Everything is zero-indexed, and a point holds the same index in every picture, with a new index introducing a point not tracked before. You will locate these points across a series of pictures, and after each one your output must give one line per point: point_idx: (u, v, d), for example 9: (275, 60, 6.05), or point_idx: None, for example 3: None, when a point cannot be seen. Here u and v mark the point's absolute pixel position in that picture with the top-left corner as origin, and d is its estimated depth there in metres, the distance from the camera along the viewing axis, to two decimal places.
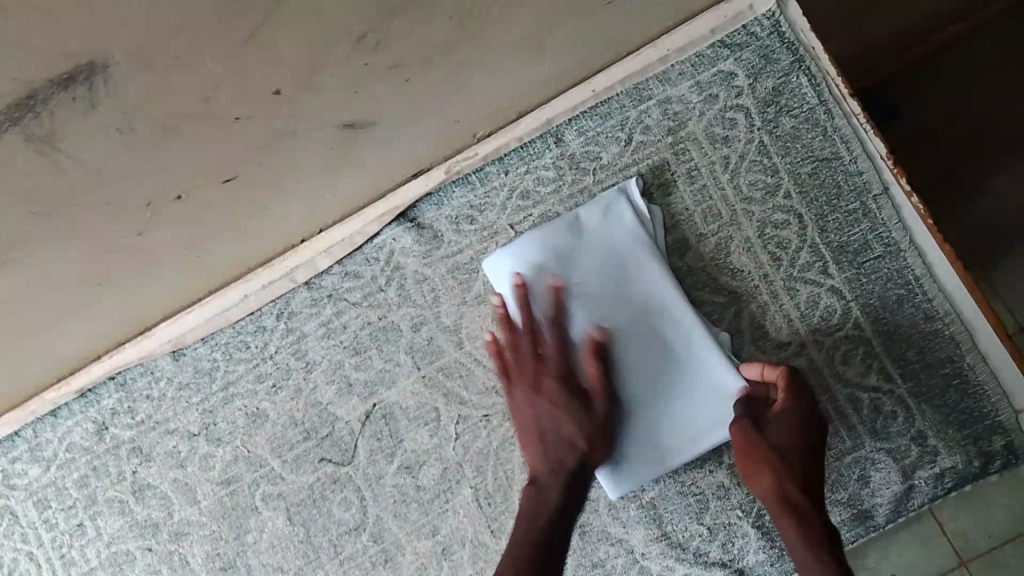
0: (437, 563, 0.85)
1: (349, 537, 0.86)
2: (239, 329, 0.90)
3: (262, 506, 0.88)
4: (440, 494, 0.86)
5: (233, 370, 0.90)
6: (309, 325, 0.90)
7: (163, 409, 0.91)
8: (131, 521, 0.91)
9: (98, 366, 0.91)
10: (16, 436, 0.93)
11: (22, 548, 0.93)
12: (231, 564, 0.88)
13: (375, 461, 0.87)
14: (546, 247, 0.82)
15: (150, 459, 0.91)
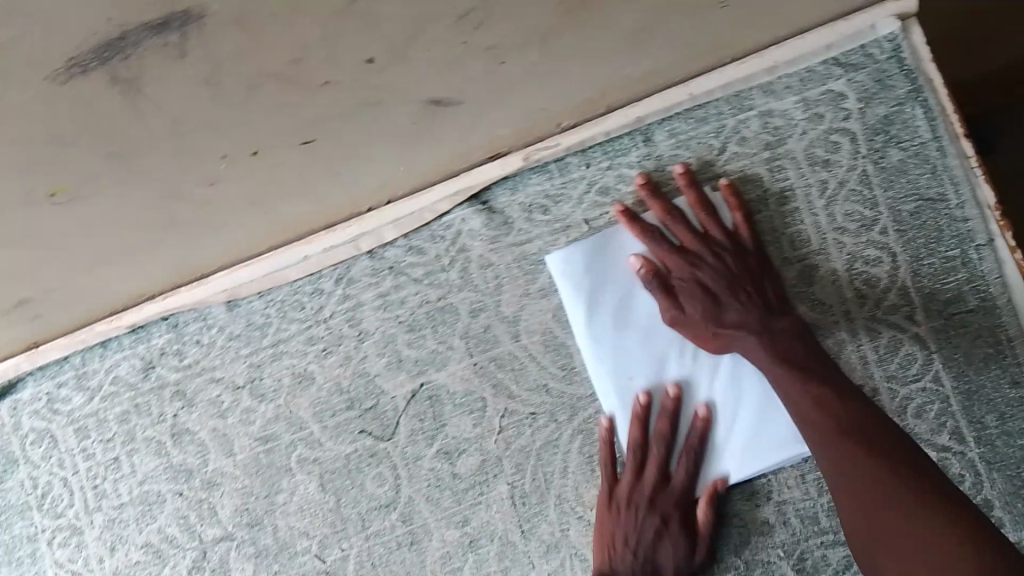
0: (462, 554, 0.83)
1: (379, 513, 0.85)
2: (296, 288, 0.90)
3: (296, 468, 0.87)
4: (476, 485, 0.84)
5: (285, 329, 0.90)
6: (366, 294, 0.89)
7: (211, 356, 0.91)
8: (166, 463, 0.91)
9: (151, 306, 0.90)
10: (65, 362, 0.94)
11: (57, 472, 0.93)
12: (259, 521, 0.87)
13: (415, 441, 0.86)
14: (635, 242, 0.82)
15: (193, 404, 0.91)
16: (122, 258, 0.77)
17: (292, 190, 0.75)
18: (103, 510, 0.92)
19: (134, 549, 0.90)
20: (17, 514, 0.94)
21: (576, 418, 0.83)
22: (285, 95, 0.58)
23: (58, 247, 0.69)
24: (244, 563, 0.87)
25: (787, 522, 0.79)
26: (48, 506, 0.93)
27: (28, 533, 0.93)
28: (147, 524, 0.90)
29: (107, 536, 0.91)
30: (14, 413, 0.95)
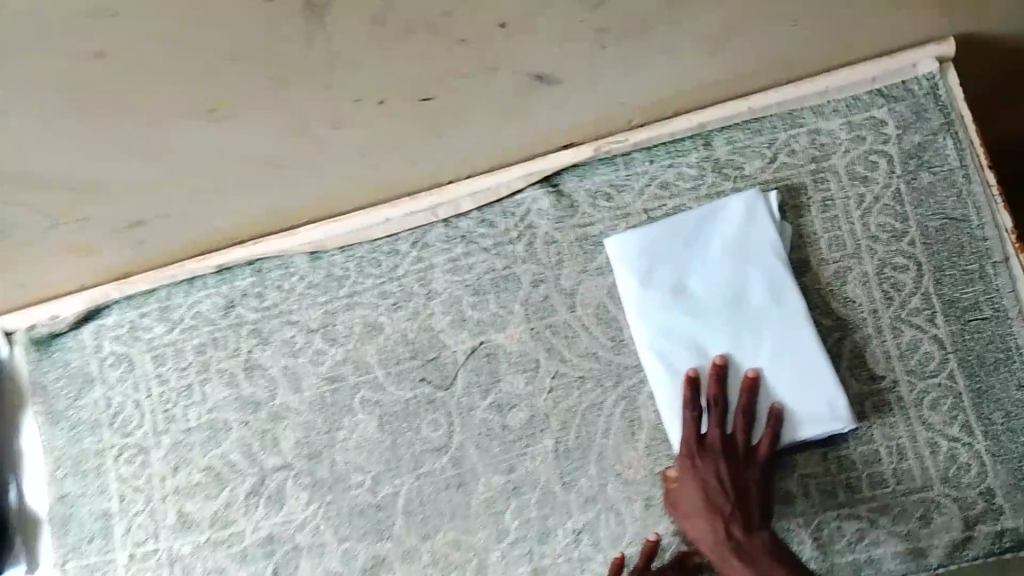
0: (504, 499, 0.90)
1: (430, 455, 0.93)
2: (375, 247, 0.98)
3: (358, 409, 0.95)
4: (523, 437, 0.92)
5: (361, 283, 0.98)
6: (438, 258, 0.97)
7: (290, 301, 0.99)
8: (235, 394, 0.98)
9: (240, 250, 0.99)
10: (152, 295, 1.01)
11: (132, 395, 1.01)
12: (318, 454, 0.95)
13: (470, 393, 0.94)
14: (688, 237, 0.90)
15: (267, 343, 0.99)
16: (232, 190, 0.85)
17: (392, 147, 0.84)
18: (170, 433, 0.99)
19: (196, 470, 0.97)
20: (88, 430, 1.01)
21: (621, 384, 0.91)
22: (421, 42, 0.67)
23: (182, 166, 0.78)
24: (299, 491, 0.94)
25: (807, 494, 0.85)
26: (119, 425, 1.00)
27: (96, 448, 1.01)
28: (211, 449, 0.97)
29: (172, 457, 0.98)
30: (97, 337, 1.02)
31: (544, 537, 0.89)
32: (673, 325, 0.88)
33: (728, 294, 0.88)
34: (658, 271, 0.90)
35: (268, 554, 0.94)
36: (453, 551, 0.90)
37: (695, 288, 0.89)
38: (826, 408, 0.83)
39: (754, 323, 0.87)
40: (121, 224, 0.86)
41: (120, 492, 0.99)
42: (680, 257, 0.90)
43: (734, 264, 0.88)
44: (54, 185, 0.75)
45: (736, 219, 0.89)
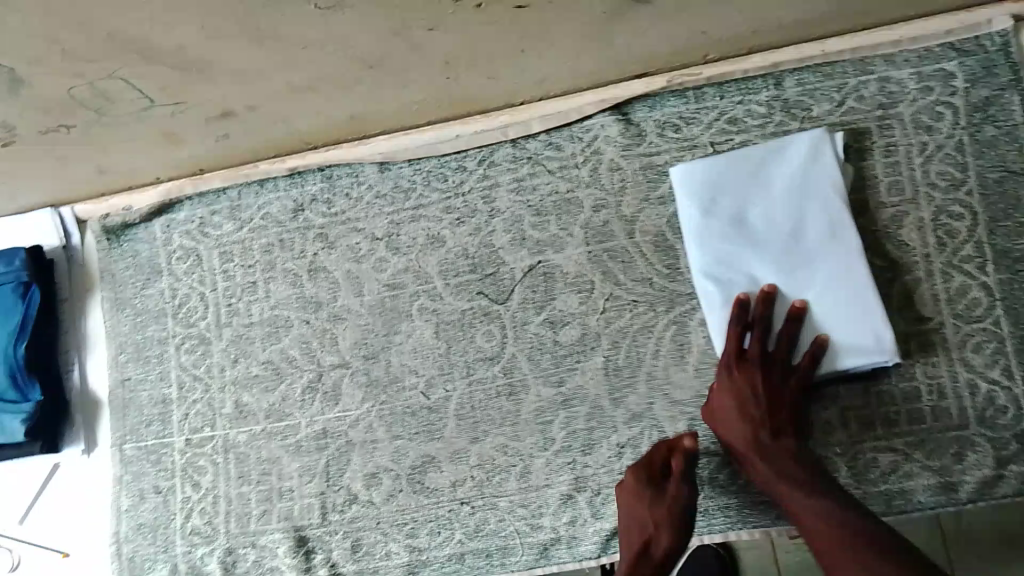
0: (553, 410, 0.94)
1: (484, 364, 0.96)
2: (443, 162, 1.01)
3: (416, 315, 0.99)
4: (575, 352, 0.95)
5: (427, 196, 1.01)
6: (504, 176, 1.00)
7: (357, 209, 1.02)
8: (298, 294, 1.02)
9: (313, 155, 1.03)
10: (223, 194, 1.05)
11: (197, 287, 1.05)
12: (375, 355, 0.99)
13: (526, 307, 0.97)
14: (749, 168, 0.92)
15: (332, 247, 1.02)
16: (323, 89, 0.89)
17: (478, 57, 0.86)
18: (232, 325, 1.03)
19: (255, 363, 1.01)
20: (153, 319, 1.05)
21: (674, 309, 0.94)
22: None
23: (285, 55, 0.80)
24: (354, 389, 0.98)
25: (847, 425, 0.89)
26: (183, 315, 1.04)
27: (159, 336, 1.05)
28: (271, 343, 1.01)
29: (233, 349, 1.02)
30: (167, 230, 1.06)
31: (589, 447, 0.93)
32: (728, 256, 0.91)
33: (784, 228, 0.90)
34: (717, 202, 0.92)
35: (321, 447, 0.98)
36: (500, 456, 0.94)
37: (751, 218, 0.91)
38: (873, 340, 0.86)
39: (809, 257, 0.89)
40: (210, 115, 0.91)
41: (180, 380, 1.04)
42: (739, 189, 0.92)
43: (793, 199, 0.90)
44: (164, 63, 0.79)
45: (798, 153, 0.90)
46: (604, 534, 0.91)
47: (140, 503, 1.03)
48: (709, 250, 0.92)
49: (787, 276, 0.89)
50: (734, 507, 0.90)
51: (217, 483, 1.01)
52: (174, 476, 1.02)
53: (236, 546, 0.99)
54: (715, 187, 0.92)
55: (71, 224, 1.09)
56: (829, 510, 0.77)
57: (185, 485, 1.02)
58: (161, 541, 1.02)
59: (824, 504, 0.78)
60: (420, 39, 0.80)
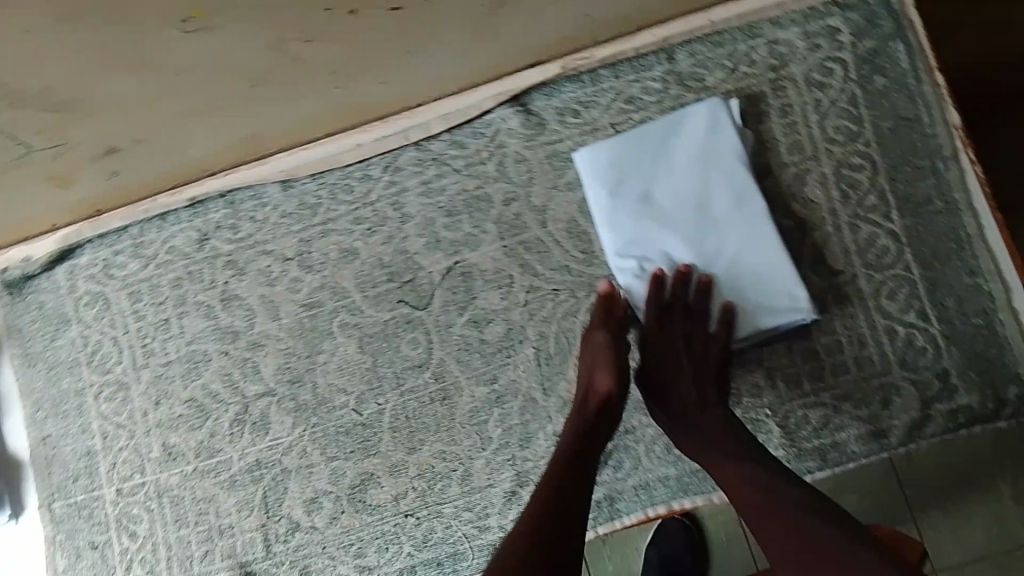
0: (487, 409, 0.93)
1: (412, 373, 0.95)
2: (347, 173, 0.99)
3: (337, 332, 0.97)
4: (502, 349, 0.94)
5: (334, 209, 0.99)
6: (411, 181, 0.99)
7: (264, 231, 1.00)
8: (214, 325, 0.99)
9: (213, 182, 1.00)
10: (124, 232, 1.02)
11: (109, 332, 1.01)
12: (300, 378, 0.96)
13: (447, 310, 0.96)
14: (653, 142, 0.92)
15: (242, 273, 0.99)
16: (210, 113, 0.86)
17: (364, 63, 0.84)
18: (150, 366, 0.99)
19: (178, 402, 0.98)
20: (66, 369, 1.01)
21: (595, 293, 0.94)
22: None
23: (171, 81, 0.78)
24: (283, 416, 0.96)
25: (774, 386, 0.90)
26: (98, 362, 1.01)
27: (76, 387, 1.01)
28: (192, 380, 0.98)
29: (153, 390, 0.99)
30: (71, 276, 1.03)
31: (527, 442, 0.92)
32: (640, 233, 0.91)
33: (691, 198, 0.90)
34: (623, 179, 0.92)
35: (256, 479, 0.95)
36: (439, 463, 0.93)
37: (658, 190, 0.91)
38: (787, 300, 0.87)
39: (717, 225, 0.89)
40: (96, 153, 0.88)
41: (103, 429, 1.00)
42: (645, 164, 0.92)
43: (696, 168, 0.90)
44: (36, 102, 0.76)
45: (701, 122, 0.91)
46: None
47: (77, 563, 0.99)
48: (621, 227, 0.91)
49: (698, 247, 0.89)
50: (673, 479, 0.91)
51: (153, 531, 0.97)
52: (109, 529, 0.98)
53: None
54: (620, 163, 0.92)
55: None
56: (753, 476, 0.76)
57: (121, 537, 0.98)
58: None
59: (745, 472, 0.77)
60: (298, 51, 0.78)
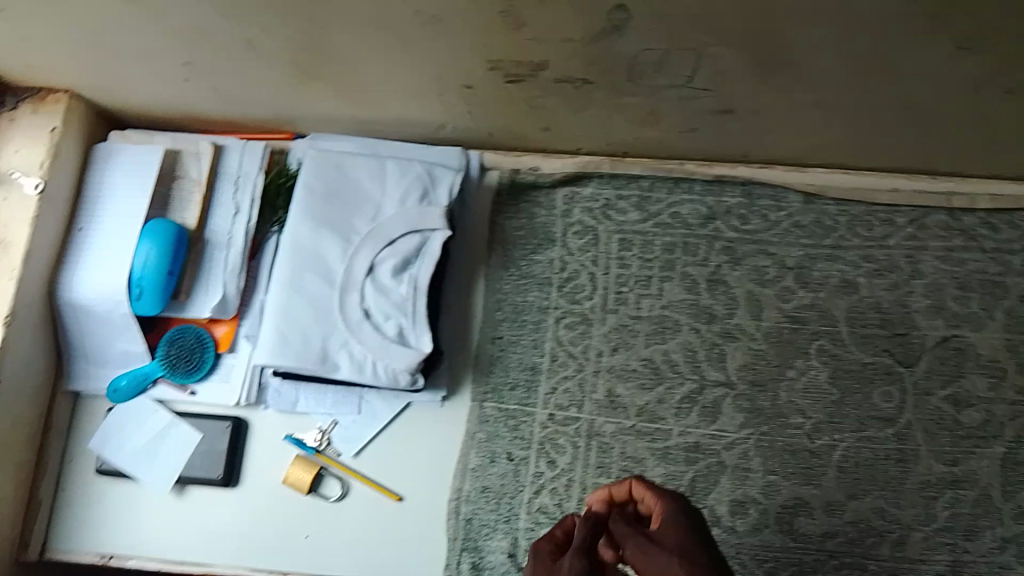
0: (943, 488, 0.93)
1: (876, 424, 0.95)
2: (872, 210, 1.01)
3: (812, 354, 0.97)
4: (976, 436, 0.94)
5: (847, 240, 1.00)
6: (932, 242, 1.00)
7: (773, 233, 1.01)
8: (694, 301, 1.00)
9: (744, 169, 1.02)
10: (635, 181, 1.03)
11: (588, 267, 1.02)
12: (762, 384, 0.97)
13: (929, 378, 0.96)
14: (281, 306, 0.93)
15: (738, 263, 1.01)
16: (842, 107, 0.88)
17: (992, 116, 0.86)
18: (619, 313, 1.00)
19: (635, 357, 0.99)
20: (536, 286, 1.01)
21: None
22: None
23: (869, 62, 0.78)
24: (735, 412, 0.96)
25: None
26: (569, 290, 1.01)
27: (540, 304, 1.01)
28: (656, 342, 0.99)
29: (615, 336, 1.00)
30: (570, 202, 1.03)
31: (971, 534, 0.92)
32: (335, 294, 0.93)
33: (321, 214, 0.95)
34: (306, 308, 0.92)
35: (691, 460, 0.95)
36: (876, 519, 0.93)
37: (308, 271, 0.94)
38: (395, 223, 0.95)
39: (348, 191, 0.97)
40: (713, 106, 0.89)
41: (553, 353, 1.00)
42: (311, 281, 0.93)
43: (306, 207, 0.95)
44: (761, 43, 0.76)
45: (285, 305, 0.93)
46: None
47: (487, 468, 0.96)
48: (357, 321, 0.92)
49: (395, 237, 0.94)
50: None
51: (573, 467, 0.96)
52: (522, 448, 0.97)
53: None
54: (278, 353, 0.91)
55: (474, 163, 1.03)
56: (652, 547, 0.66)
57: (539, 461, 0.96)
58: (503, 512, 0.95)
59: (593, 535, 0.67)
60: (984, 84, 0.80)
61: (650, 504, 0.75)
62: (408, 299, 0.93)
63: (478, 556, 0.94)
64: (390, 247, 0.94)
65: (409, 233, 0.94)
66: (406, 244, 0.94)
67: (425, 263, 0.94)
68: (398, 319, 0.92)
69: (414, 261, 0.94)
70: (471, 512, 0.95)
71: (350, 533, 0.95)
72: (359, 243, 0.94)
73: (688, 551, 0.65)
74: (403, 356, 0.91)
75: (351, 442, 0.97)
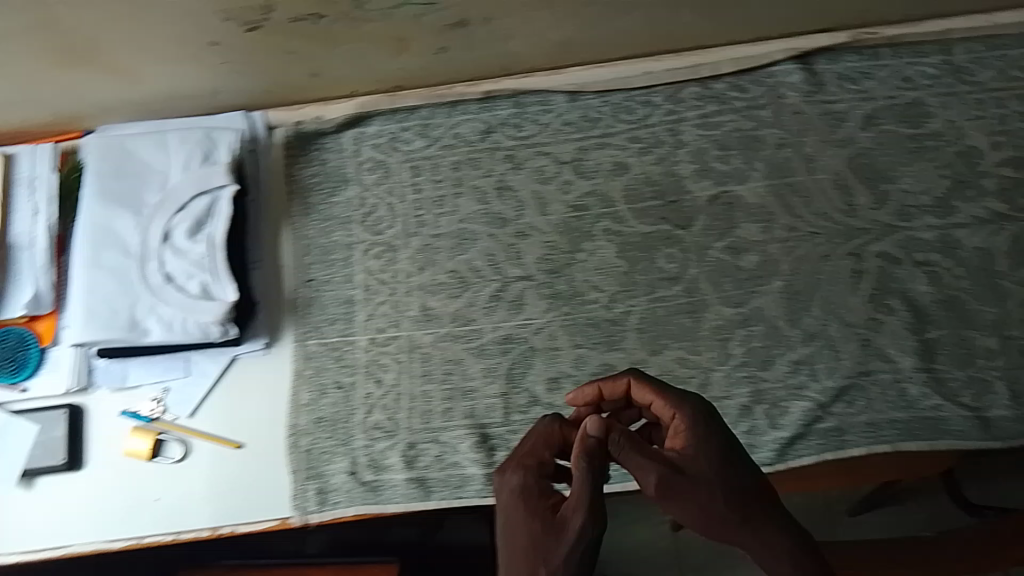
0: (735, 328, 1.01)
1: (666, 284, 1.03)
2: (631, 96, 1.08)
3: (597, 236, 1.05)
4: (755, 277, 1.02)
5: (613, 127, 1.07)
6: (690, 113, 1.07)
7: (546, 134, 1.08)
8: (486, 210, 1.06)
9: (510, 81, 1.08)
10: (414, 111, 1.09)
11: (385, 198, 1.07)
12: (559, 270, 1.05)
13: (706, 233, 1.04)
14: (86, 286, 0.98)
15: (520, 167, 1.07)
16: (565, 2, 0.93)
17: None
18: (421, 235, 1.06)
19: (441, 272, 1.05)
20: (339, 225, 1.07)
21: (847, 244, 1.02)
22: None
23: None
24: (538, 300, 1.04)
25: (1006, 350, 1.00)
26: (371, 223, 1.07)
27: (346, 241, 1.06)
28: (459, 254, 1.05)
29: (420, 256, 1.05)
30: (357, 142, 1.09)
31: (766, 364, 1.00)
32: (136, 265, 0.98)
33: (111, 194, 1.01)
34: (109, 283, 0.98)
35: (506, 351, 1.03)
36: (680, 369, 1.00)
37: (107, 249, 0.99)
38: (183, 190, 0.99)
39: (138, 170, 1.02)
40: (447, 23, 0.93)
41: (365, 282, 1.05)
42: (112, 258, 0.99)
43: (96, 190, 1.01)
44: None
45: (89, 284, 0.98)
46: (781, 442, 0.97)
47: (319, 399, 1.01)
48: (160, 286, 0.97)
49: (185, 203, 0.99)
50: (903, 422, 0.98)
51: (399, 381, 1.02)
52: (349, 374, 1.02)
53: (417, 442, 1.00)
54: (89, 330, 0.96)
55: (260, 122, 1.08)
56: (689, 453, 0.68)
57: (368, 382, 1.02)
58: (340, 437, 1.01)
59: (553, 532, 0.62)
60: None
61: (654, 405, 0.75)
62: (206, 256, 0.97)
63: (322, 482, 0.99)
64: (182, 212, 0.99)
65: (197, 197, 0.99)
66: (197, 207, 0.99)
67: (217, 220, 0.99)
68: (199, 277, 0.97)
69: (207, 221, 0.99)
70: (310, 441, 1.00)
71: (197, 489, 0.98)
72: (153, 214, 1.00)
73: (734, 482, 0.66)
74: (207, 308, 0.95)
75: (183, 404, 1.01)
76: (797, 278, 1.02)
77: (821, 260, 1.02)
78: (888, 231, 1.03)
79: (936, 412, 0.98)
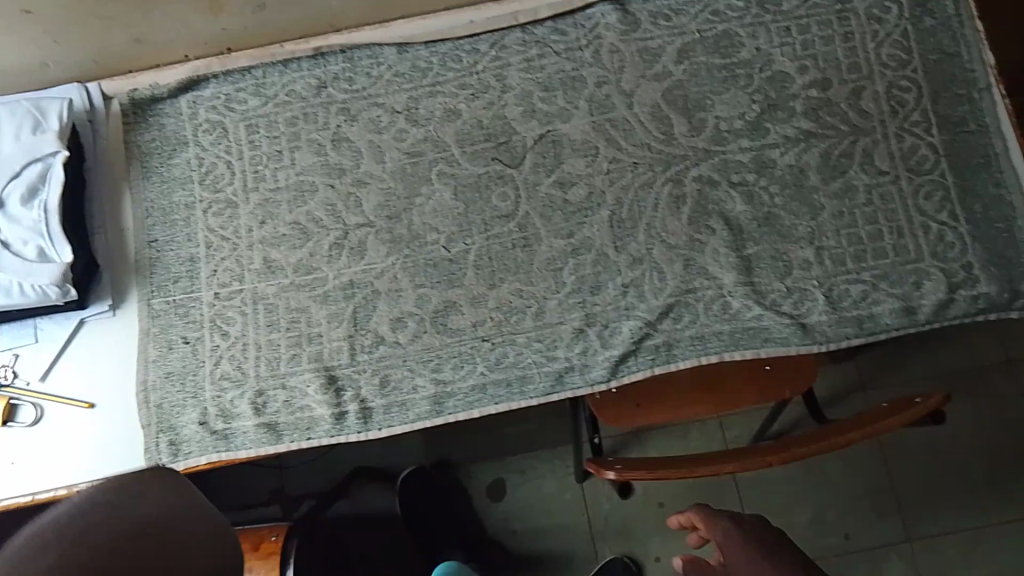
0: (566, 259, 1.06)
1: (500, 221, 1.07)
2: (457, 45, 1.12)
3: (434, 179, 1.09)
4: (582, 209, 1.07)
5: (443, 75, 1.11)
6: (514, 58, 1.11)
7: (377, 86, 1.11)
8: (322, 161, 1.09)
9: (337, 38, 1.12)
10: (247, 72, 1.11)
11: (224, 156, 1.10)
12: (397, 215, 1.08)
13: (535, 171, 1.09)
14: None
15: (354, 120, 1.10)
16: None
17: None
18: (259, 191, 1.09)
19: (282, 224, 1.08)
20: (179, 186, 1.10)
21: (668, 171, 1.08)
22: None
23: None
24: (378, 245, 1.07)
25: (822, 261, 1.04)
26: (210, 182, 1.10)
27: (187, 202, 1.09)
28: (299, 206, 1.08)
29: (260, 211, 1.08)
30: (193, 105, 1.11)
31: (597, 289, 1.05)
32: None
33: None
34: None
35: (348, 296, 1.06)
36: (516, 300, 1.05)
37: None
38: (14, 156, 0.98)
39: None
40: None
41: (207, 240, 1.08)
42: None
43: None
44: None
45: None
46: (612, 360, 1.02)
47: (166, 355, 1.04)
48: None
49: (18, 170, 0.97)
50: (727, 334, 1.03)
51: (245, 331, 1.05)
52: (196, 328, 1.06)
53: (264, 389, 1.03)
54: None
55: (95, 94, 1.10)
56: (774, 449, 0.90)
57: (214, 335, 1.05)
58: (190, 389, 1.04)
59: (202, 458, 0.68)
60: None
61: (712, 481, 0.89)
62: (42, 220, 0.97)
63: (175, 434, 1.02)
64: (16, 178, 0.97)
65: (32, 162, 0.98)
66: (30, 172, 0.98)
67: (52, 185, 0.98)
68: (35, 241, 0.96)
69: (42, 186, 0.98)
70: (161, 395, 1.03)
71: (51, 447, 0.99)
72: None
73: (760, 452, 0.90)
74: (45, 270, 0.96)
75: (34, 369, 1.01)
76: (620, 207, 1.07)
77: (643, 188, 1.07)
78: (705, 157, 1.08)
79: (756, 322, 1.03)
